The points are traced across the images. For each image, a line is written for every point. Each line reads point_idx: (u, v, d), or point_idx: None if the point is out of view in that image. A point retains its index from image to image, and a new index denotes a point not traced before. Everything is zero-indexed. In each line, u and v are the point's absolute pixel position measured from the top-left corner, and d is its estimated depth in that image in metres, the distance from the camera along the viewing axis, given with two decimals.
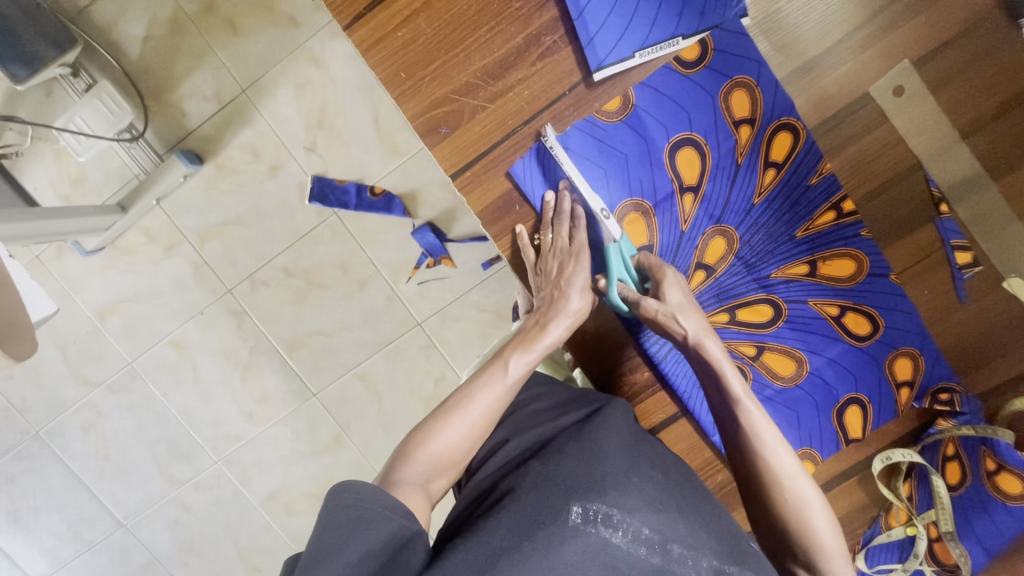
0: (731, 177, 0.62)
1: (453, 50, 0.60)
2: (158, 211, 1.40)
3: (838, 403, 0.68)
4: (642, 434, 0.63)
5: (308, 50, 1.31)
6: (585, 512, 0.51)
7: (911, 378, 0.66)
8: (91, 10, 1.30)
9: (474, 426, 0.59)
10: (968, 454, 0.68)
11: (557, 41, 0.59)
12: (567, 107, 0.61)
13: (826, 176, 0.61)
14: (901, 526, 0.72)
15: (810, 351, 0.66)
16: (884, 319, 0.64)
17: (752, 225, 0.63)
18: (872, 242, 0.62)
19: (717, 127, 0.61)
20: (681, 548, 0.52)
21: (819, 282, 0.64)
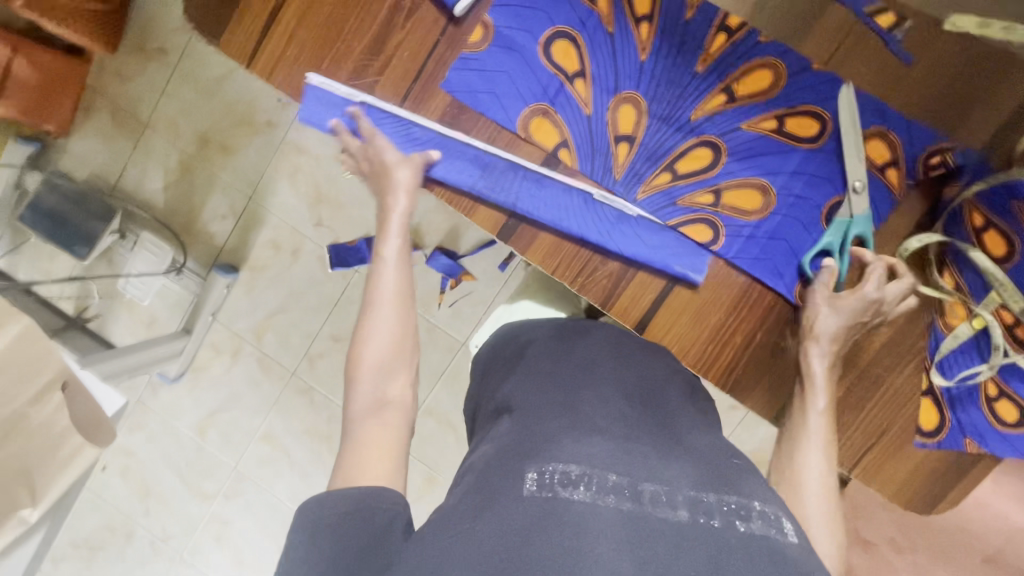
0: (610, 48, 0.64)
1: (335, 48, 0.68)
2: (217, 325, 1.58)
3: (824, 214, 0.63)
4: (611, 373, 0.61)
5: (289, 142, 1.48)
6: (541, 477, 0.48)
7: (891, 156, 0.62)
8: (122, 183, 1.56)
9: (397, 308, 0.63)
10: (1001, 218, 0.60)
11: (415, 0, 0.66)
12: (445, 49, 0.66)
13: (698, 7, 0.63)
14: (964, 322, 0.63)
15: (767, 174, 0.64)
16: (828, 111, 0.62)
17: (650, 81, 0.64)
18: (775, 45, 0.62)
19: (577, 11, 0.64)
20: (652, 486, 0.48)
21: (743, 105, 0.63)
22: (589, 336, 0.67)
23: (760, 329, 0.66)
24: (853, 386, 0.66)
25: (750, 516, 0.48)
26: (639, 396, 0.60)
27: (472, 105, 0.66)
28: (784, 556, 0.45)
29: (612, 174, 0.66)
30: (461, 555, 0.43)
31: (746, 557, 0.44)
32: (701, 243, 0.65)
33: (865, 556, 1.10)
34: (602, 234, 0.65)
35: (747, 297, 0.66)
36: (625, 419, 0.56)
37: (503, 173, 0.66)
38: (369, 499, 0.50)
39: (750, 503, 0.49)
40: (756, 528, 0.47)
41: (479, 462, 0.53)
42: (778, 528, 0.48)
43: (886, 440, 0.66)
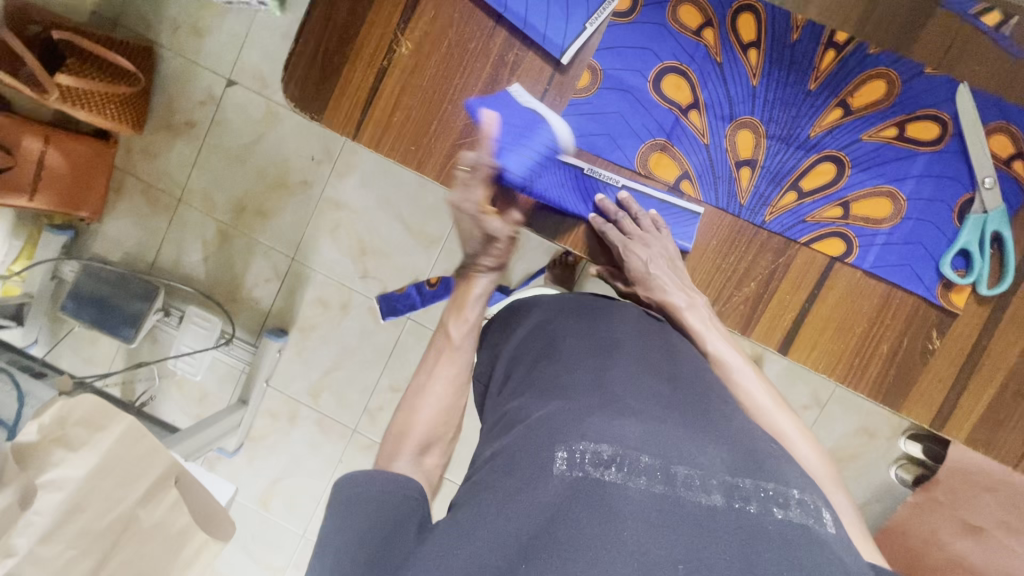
0: (721, 76, 0.65)
1: (442, 109, 0.68)
2: (271, 390, 1.52)
3: (956, 213, 0.64)
4: (639, 353, 0.56)
5: (326, 198, 1.43)
6: (573, 455, 0.43)
7: (1016, 150, 0.62)
8: (159, 260, 1.50)
9: (447, 392, 0.61)
10: None
11: (518, 53, 0.66)
12: (554, 97, 0.67)
13: (804, 26, 0.63)
14: None
15: (892, 180, 0.64)
16: (948, 113, 0.62)
17: (764, 104, 0.64)
18: (886, 55, 0.63)
19: (684, 45, 0.65)
20: (687, 467, 0.43)
21: (860, 116, 0.64)
22: (615, 322, 0.60)
23: (908, 335, 0.66)
24: (1011, 379, 0.65)
25: (788, 504, 0.43)
26: (670, 373, 0.54)
27: (588, 150, 0.67)
28: (825, 550, 0.40)
29: (737, 199, 0.65)
30: (479, 539, 0.40)
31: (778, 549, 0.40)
32: (836, 257, 0.65)
33: (973, 542, 0.92)
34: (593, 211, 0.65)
35: (890, 305, 0.65)
36: (663, 400, 0.50)
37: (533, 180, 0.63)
38: (392, 485, 0.48)
39: (788, 490, 0.44)
40: (794, 516, 0.42)
41: (503, 442, 0.48)
42: (816, 518, 0.43)
43: None
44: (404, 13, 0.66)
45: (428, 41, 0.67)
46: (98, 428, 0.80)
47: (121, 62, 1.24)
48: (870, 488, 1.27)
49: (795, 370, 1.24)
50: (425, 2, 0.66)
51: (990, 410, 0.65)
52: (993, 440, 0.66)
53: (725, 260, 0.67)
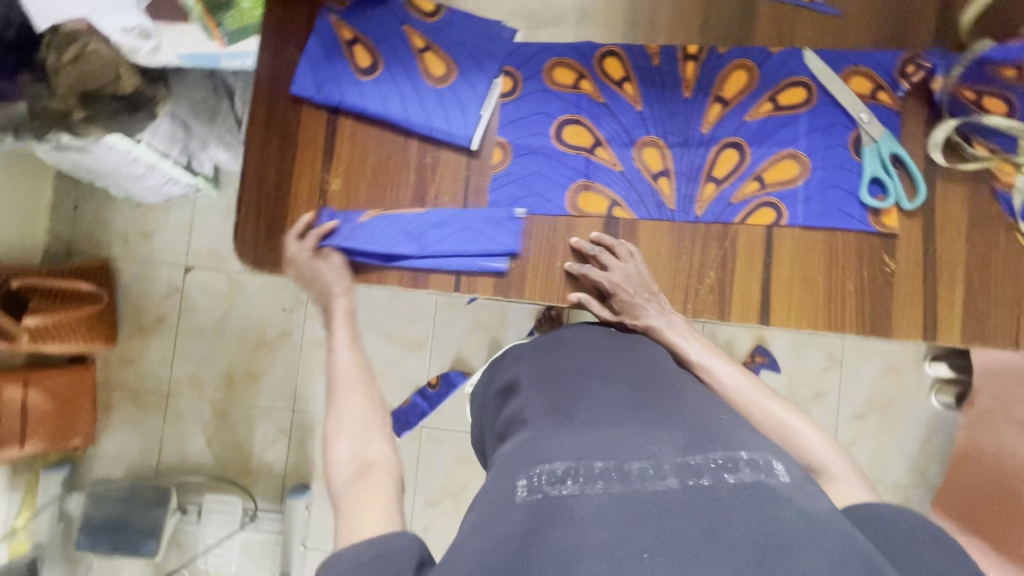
0: (610, 112, 0.73)
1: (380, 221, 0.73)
2: (311, 552, 1.44)
3: (853, 150, 0.71)
4: (586, 370, 0.59)
5: (309, 340, 1.45)
6: (532, 481, 0.45)
7: (875, 84, 0.71)
8: (163, 461, 1.47)
9: (356, 394, 0.69)
10: (986, 84, 0.69)
11: (433, 153, 0.74)
12: (477, 178, 0.74)
13: (660, 51, 0.73)
14: (1017, 176, 0.69)
15: (788, 144, 0.71)
16: (807, 75, 0.71)
17: (654, 121, 0.73)
18: (734, 50, 0.72)
19: (568, 99, 0.74)
20: (640, 460, 0.44)
21: (736, 103, 0.72)
22: (566, 348, 0.63)
23: (865, 267, 0.70)
24: (969, 272, 0.69)
25: (739, 467, 0.44)
26: (622, 380, 0.57)
27: (524, 211, 0.73)
28: (782, 499, 0.41)
29: (666, 206, 0.72)
30: None
31: (736, 511, 0.40)
32: (772, 223, 0.70)
33: None
34: (418, 241, 0.72)
35: (837, 249, 0.70)
36: (619, 405, 0.53)
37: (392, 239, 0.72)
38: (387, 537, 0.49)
39: (736, 453, 0.45)
40: (747, 476, 0.43)
41: (479, 491, 0.50)
42: (767, 472, 0.44)
43: None
44: (325, 155, 0.74)
45: (353, 171, 0.74)
46: None
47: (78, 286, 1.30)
48: None
49: (799, 338, 1.28)
50: (340, 140, 0.74)
51: (967, 307, 0.69)
52: (984, 332, 0.69)
53: (680, 259, 0.72)
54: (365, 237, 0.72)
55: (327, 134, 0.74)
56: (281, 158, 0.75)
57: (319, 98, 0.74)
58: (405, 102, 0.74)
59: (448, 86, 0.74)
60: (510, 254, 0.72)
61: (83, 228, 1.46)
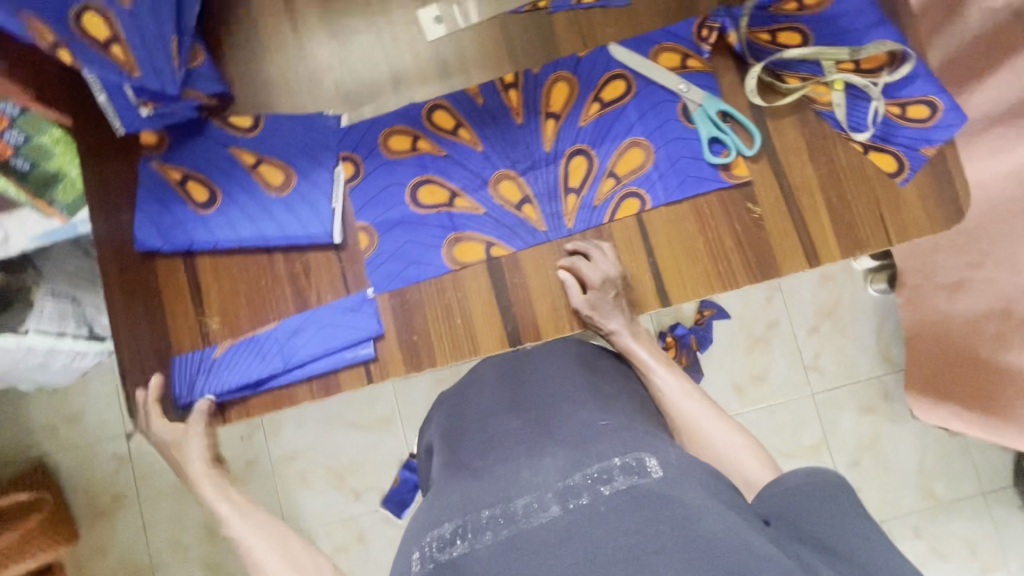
0: (455, 162, 0.74)
1: (269, 344, 0.71)
2: None
3: (685, 119, 0.74)
4: (483, 414, 0.62)
5: (278, 457, 1.37)
6: (424, 551, 0.48)
7: (682, 55, 0.75)
8: None
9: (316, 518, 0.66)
10: (774, 23, 0.74)
11: (301, 259, 0.73)
12: (352, 267, 0.73)
13: (480, 90, 0.75)
14: (832, 93, 0.73)
15: (626, 133, 0.74)
16: (619, 67, 0.74)
17: (499, 156, 0.74)
18: (546, 66, 0.75)
19: (412, 163, 0.74)
20: (524, 497, 0.48)
21: (566, 114, 0.74)
22: (467, 398, 0.67)
23: (735, 219, 0.73)
24: (825, 189, 0.73)
25: (613, 476, 0.47)
26: (514, 407, 0.61)
27: (408, 283, 0.72)
28: (645, 500, 0.44)
29: (539, 230, 0.73)
30: None
31: (611, 522, 0.44)
32: (639, 211, 0.73)
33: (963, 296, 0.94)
34: (283, 356, 0.70)
35: (705, 212, 0.73)
36: (512, 442, 0.56)
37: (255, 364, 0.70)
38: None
39: (610, 462, 0.48)
40: (620, 484, 0.46)
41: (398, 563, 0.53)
42: (638, 472, 0.47)
43: (886, 203, 0.73)
44: (196, 300, 0.72)
45: (229, 304, 0.72)
46: None
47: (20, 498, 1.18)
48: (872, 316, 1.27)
49: None
50: (206, 280, 0.72)
51: (835, 220, 0.73)
52: (858, 241, 0.73)
53: None
54: (222, 376, 0.70)
55: (190, 279, 0.73)
56: (152, 319, 0.72)
57: (168, 247, 0.72)
58: (256, 221, 0.72)
59: (292, 192, 0.73)
60: (375, 336, 0.71)
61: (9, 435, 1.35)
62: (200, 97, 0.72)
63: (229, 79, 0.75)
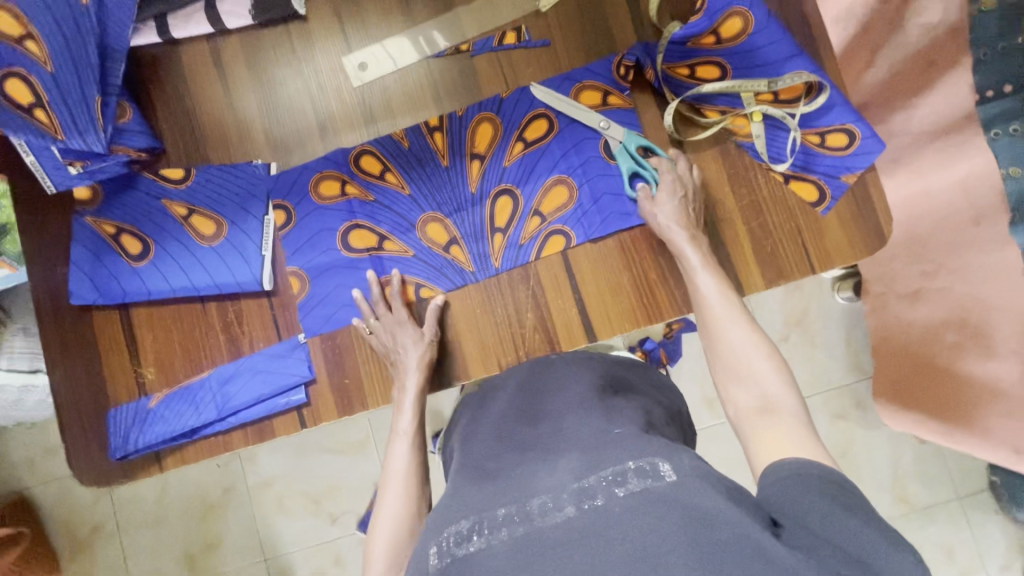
0: (383, 206, 0.75)
1: (203, 392, 0.72)
2: None
3: (606, 155, 0.75)
4: (497, 423, 0.59)
5: (254, 484, 1.27)
6: (440, 546, 0.44)
7: (603, 93, 0.76)
8: None
9: (407, 488, 0.66)
10: (691, 58, 0.74)
11: (235, 305, 0.74)
12: (284, 312, 0.74)
13: (406, 133, 0.76)
14: (751, 125, 0.74)
15: (550, 172, 0.75)
16: (541, 107, 0.76)
17: (425, 198, 0.75)
18: (471, 108, 0.77)
19: (341, 209, 0.75)
20: (540, 497, 0.44)
21: (491, 155, 0.76)
22: (486, 407, 0.63)
23: (659, 252, 0.74)
24: (747, 220, 0.74)
25: (627, 478, 0.43)
26: (529, 414, 0.58)
27: (339, 327, 0.74)
28: (666, 502, 0.40)
29: (466, 269, 0.74)
30: None
31: (624, 529, 0.39)
32: (565, 246, 0.74)
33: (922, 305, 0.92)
34: (218, 403, 0.72)
35: (629, 247, 0.74)
36: (527, 446, 0.53)
37: (196, 411, 0.72)
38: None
39: (624, 465, 0.44)
40: (635, 487, 0.42)
41: None
42: (653, 476, 0.42)
43: (808, 232, 0.74)
44: (132, 350, 0.74)
45: (165, 353, 0.74)
46: None
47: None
48: (854, 320, 1.21)
49: None
50: (142, 330, 0.74)
51: (759, 250, 0.74)
52: (782, 269, 0.74)
53: (496, 313, 0.73)
54: (154, 426, 0.71)
55: (126, 331, 0.74)
56: (89, 371, 0.73)
57: (102, 300, 0.73)
58: (188, 272, 0.74)
59: (224, 240, 0.75)
60: (307, 380, 0.73)
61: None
62: (129, 152, 0.73)
63: (161, 134, 0.77)
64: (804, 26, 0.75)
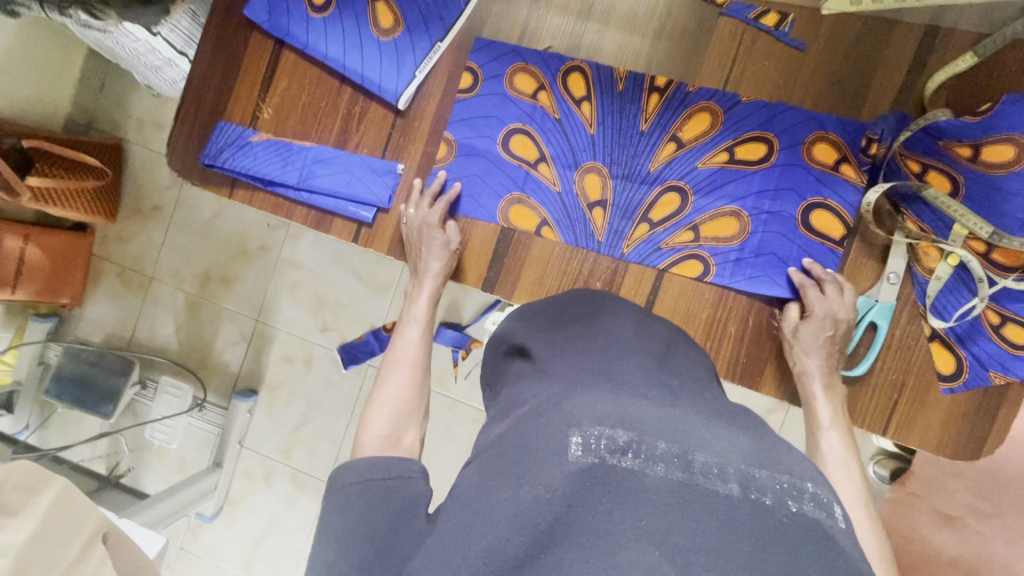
0: (561, 130, 0.72)
1: (297, 156, 0.75)
2: (247, 451, 1.39)
3: (801, 221, 0.67)
4: (619, 341, 0.51)
5: (283, 260, 1.36)
6: (587, 441, 0.37)
7: (840, 154, 0.67)
8: (137, 336, 1.44)
9: (412, 374, 0.65)
10: (933, 158, 0.65)
11: (363, 105, 0.75)
12: (399, 138, 0.75)
13: (627, 76, 0.71)
14: (941, 263, 0.65)
15: (734, 200, 0.68)
16: (770, 132, 0.68)
17: (603, 148, 0.71)
18: (704, 91, 0.69)
19: (523, 108, 0.72)
20: (707, 454, 0.36)
21: (693, 146, 0.69)
22: (602, 319, 0.55)
23: (752, 314, 0.69)
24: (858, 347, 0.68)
25: (803, 497, 0.35)
26: (660, 358, 0.50)
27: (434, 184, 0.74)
28: (843, 553, 0.34)
29: (596, 237, 0.71)
30: (489, 527, 0.35)
31: (793, 547, 0.33)
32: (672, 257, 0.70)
33: (952, 533, 0.83)
34: (301, 173, 0.74)
35: (728, 289, 0.69)
36: (663, 390, 0.45)
37: (284, 167, 0.74)
38: (393, 469, 0.47)
39: (803, 483, 0.36)
40: (810, 511, 0.35)
41: (501, 430, 0.43)
42: (831, 514, 0.36)
43: (909, 393, 0.67)
44: (263, 85, 0.77)
45: (286, 105, 0.76)
46: (35, 490, 0.83)
47: (88, 160, 1.23)
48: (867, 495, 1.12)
49: None
50: (281, 73, 0.76)
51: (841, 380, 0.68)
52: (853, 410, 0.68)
53: (570, 262, 0.71)
54: (245, 158, 0.75)
55: (270, 64, 0.76)
56: (222, 78, 0.77)
57: (267, 26, 0.75)
58: (346, 49, 0.74)
59: (391, 40, 0.74)
60: (380, 207, 0.74)
61: (100, 102, 1.38)
62: None
63: None
64: None
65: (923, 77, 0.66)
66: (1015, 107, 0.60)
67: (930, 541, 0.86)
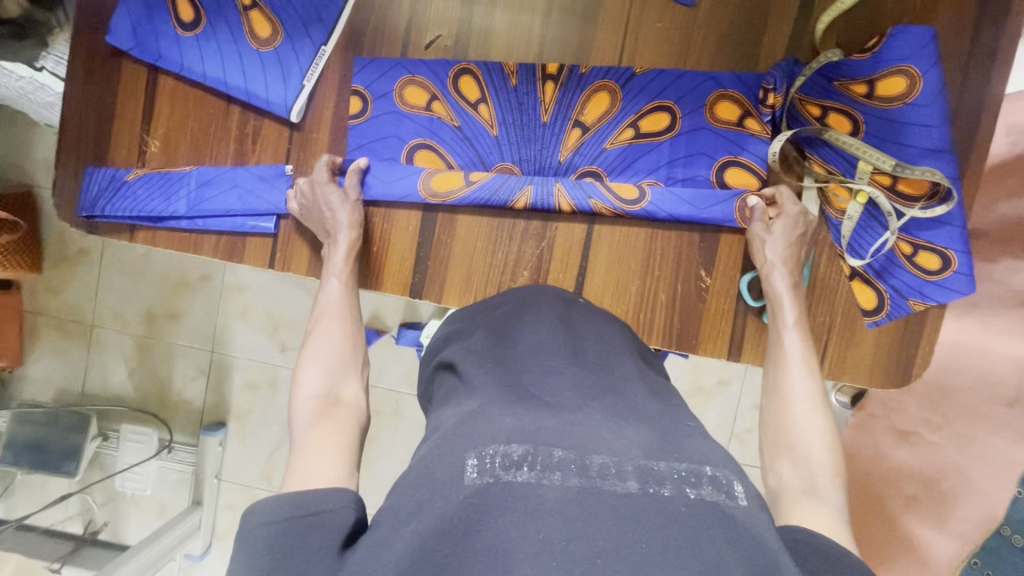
0: (462, 137, 0.69)
1: (180, 185, 0.71)
2: (225, 484, 1.36)
3: (715, 179, 0.67)
4: (541, 347, 0.51)
5: (229, 285, 1.31)
6: (482, 461, 0.38)
7: (743, 108, 0.66)
8: (88, 387, 1.38)
9: (342, 324, 0.67)
10: (830, 99, 0.66)
11: (256, 122, 0.71)
12: (300, 156, 0.72)
13: (518, 70, 0.69)
14: (851, 202, 0.66)
15: (647, 174, 0.68)
16: (669, 102, 0.67)
17: (510, 147, 0.69)
18: (597, 70, 0.68)
19: (419, 122, 0.70)
20: (603, 455, 0.38)
21: (598, 128, 0.68)
22: (521, 327, 0.55)
23: (680, 279, 0.69)
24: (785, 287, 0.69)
25: (701, 482, 0.37)
26: (574, 352, 0.51)
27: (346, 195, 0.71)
28: (744, 529, 0.35)
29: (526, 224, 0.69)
30: (388, 564, 0.34)
31: (693, 532, 0.34)
32: (589, 223, 0.68)
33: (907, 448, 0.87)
34: (188, 202, 0.70)
35: (653, 259, 0.68)
36: (577, 392, 0.46)
37: (169, 199, 0.70)
38: (322, 501, 0.45)
39: (701, 467, 0.38)
40: (708, 495, 0.36)
41: (419, 457, 0.44)
42: (730, 493, 0.37)
43: (838, 331, 0.68)
44: (145, 114, 0.72)
45: (173, 134, 0.72)
46: None
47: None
48: None
49: None
50: (161, 100, 0.71)
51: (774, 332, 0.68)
52: None
53: (496, 255, 0.70)
54: (125, 200, 0.70)
55: (148, 92, 0.71)
56: (98, 115, 0.72)
57: (136, 52, 0.70)
58: (225, 66, 0.70)
59: (273, 50, 0.70)
60: (280, 214, 0.71)
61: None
62: None
63: None
64: (972, 124, 0.63)
65: (811, 17, 0.66)
66: (904, 36, 0.61)
67: (890, 459, 0.90)
